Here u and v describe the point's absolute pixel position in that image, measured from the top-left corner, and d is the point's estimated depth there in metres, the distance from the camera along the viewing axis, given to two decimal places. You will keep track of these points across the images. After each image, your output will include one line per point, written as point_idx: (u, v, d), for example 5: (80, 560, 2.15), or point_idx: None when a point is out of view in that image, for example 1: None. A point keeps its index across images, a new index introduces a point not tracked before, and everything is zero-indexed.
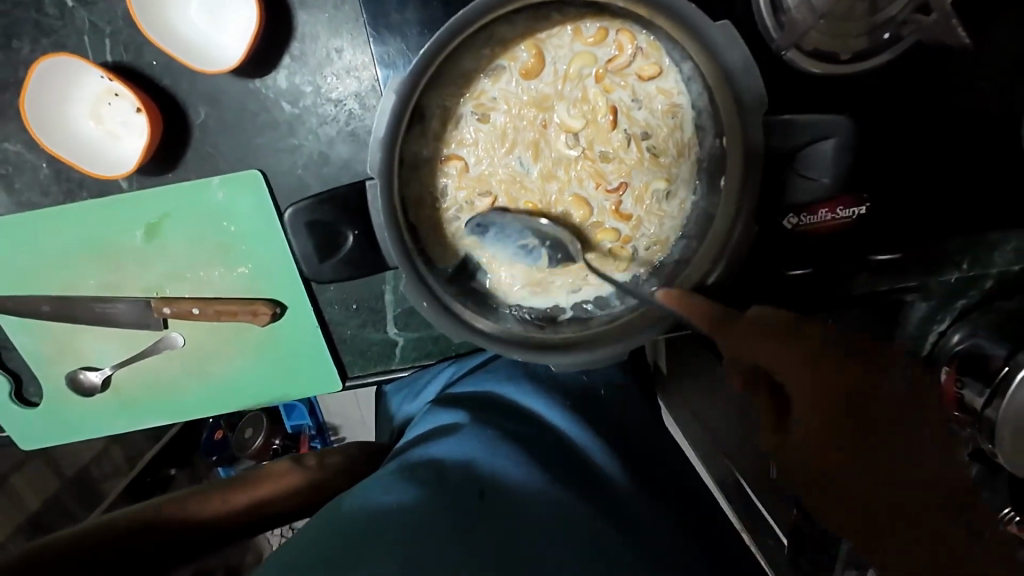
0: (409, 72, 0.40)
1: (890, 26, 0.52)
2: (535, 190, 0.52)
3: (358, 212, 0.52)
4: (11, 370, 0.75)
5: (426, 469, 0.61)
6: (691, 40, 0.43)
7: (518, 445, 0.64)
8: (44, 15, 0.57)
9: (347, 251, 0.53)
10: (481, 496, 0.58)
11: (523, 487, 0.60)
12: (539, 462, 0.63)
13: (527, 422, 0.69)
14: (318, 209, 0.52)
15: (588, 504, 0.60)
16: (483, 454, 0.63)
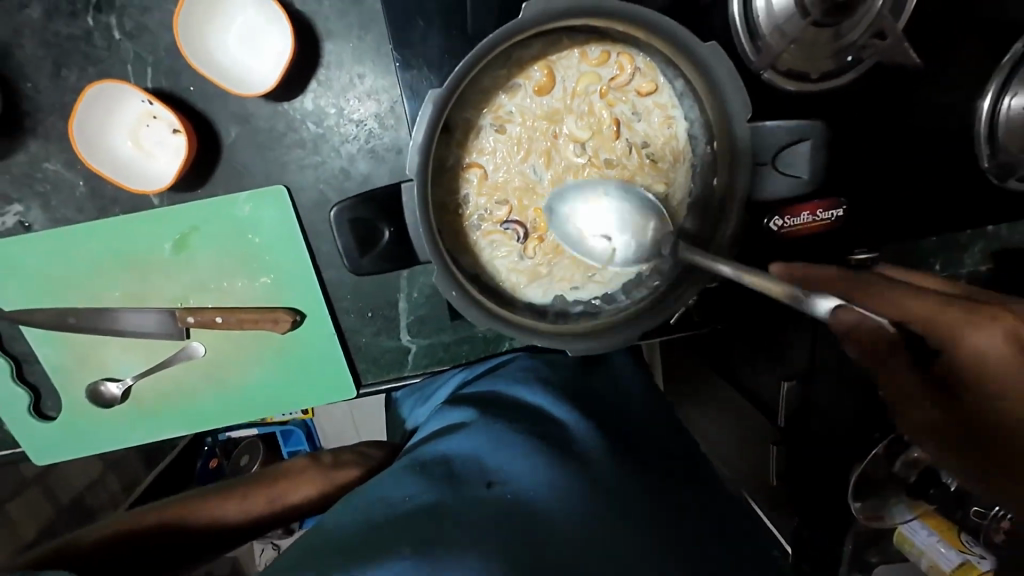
0: (443, 87, 0.44)
1: (853, 49, 0.59)
2: (549, 195, 0.57)
3: (393, 211, 0.57)
4: (30, 385, 0.77)
5: (435, 464, 0.63)
6: (684, 56, 0.48)
7: (526, 440, 0.65)
8: (92, 46, 0.62)
9: (384, 246, 0.58)
10: (488, 487, 0.60)
11: (531, 482, 0.60)
12: (548, 456, 0.63)
13: (537, 419, 0.70)
14: (358, 208, 0.57)
15: (598, 497, 0.59)
16: (491, 450, 0.64)
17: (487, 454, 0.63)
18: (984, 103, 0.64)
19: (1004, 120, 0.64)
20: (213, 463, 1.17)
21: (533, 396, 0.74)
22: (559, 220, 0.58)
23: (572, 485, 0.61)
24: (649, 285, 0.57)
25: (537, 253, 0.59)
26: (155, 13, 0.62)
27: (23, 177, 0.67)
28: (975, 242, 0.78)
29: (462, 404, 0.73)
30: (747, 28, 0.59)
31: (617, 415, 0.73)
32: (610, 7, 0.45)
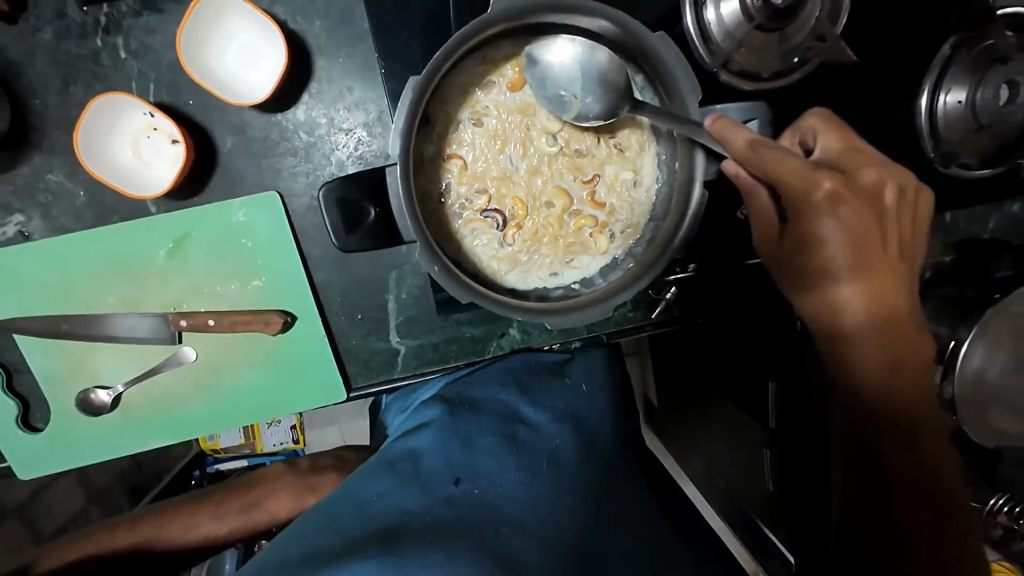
0: (423, 74, 0.49)
1: (798, 51, 0.65)
2: (524, 185, 0.62)
3: (380, 195, 0.61)
4: (19, 395, 0.77)
5: (405, 464, 0.68)
6: (640, 49, 0.53)
7: (492, 440, 0.70)
8: (99, 65, 0.67)
9: (371, 225, 0.61)
10: (456, 484, 0.65)
11: (496, 479, 0.66)
12: (512, 456, 0.69)
13: (505, 418, 0.73)
14: (344, 188, 0.60)
15: (556, 490, 0.66)
16: (459, 450, 0.69)
17: (455, 453, 0.68)
18: (923, 99, 0.71)
19: (941, 113, 0.70)
20: None
21: (503, 394, 0.76)
22: (536, 207, 0.62)
23: (536, 481, 0.67)
24: (623, 267, 0.62)
25: (516, 238, 0.63)
26: (159, 34, 0.67)
27: (26, 188, 0.70)
28: (933, 234, 0.82)
29: (434, 403, 0.76)
30: (702, 35, 0.65)
31: (586, 415, 0.77)
32: (570, 3, 0.50)
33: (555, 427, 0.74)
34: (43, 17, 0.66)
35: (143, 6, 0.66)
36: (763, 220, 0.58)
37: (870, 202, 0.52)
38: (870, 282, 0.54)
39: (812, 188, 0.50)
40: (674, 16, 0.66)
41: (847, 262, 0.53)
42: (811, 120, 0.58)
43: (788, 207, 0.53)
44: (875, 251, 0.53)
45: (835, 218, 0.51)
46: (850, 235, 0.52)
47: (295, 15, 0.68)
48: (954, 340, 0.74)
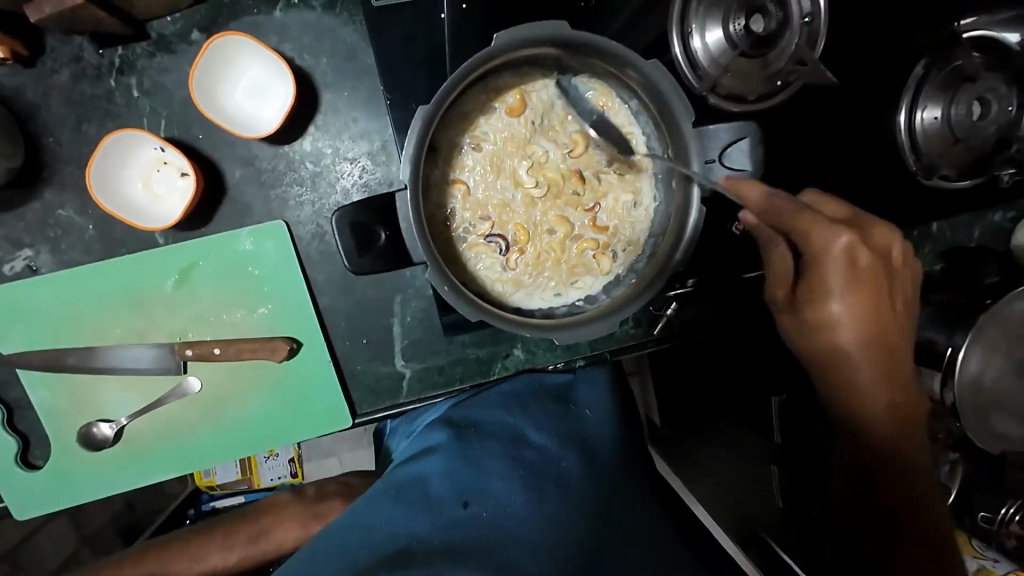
0: (430, 104, 0.51)
1: (780, 76, 0.68)
2: (526, 208, 0.64)
3: (390, 217, 0.62)
4: (20, 432, 0.76)
5: (413, 489, 0.68)
6: (634, 75, 0.56)
7: (500, 462, 0.71)
8: (112, 104, 0.69)
9: (380, 246, 0.63)
10: (465, 507, 0.66)
11: (504, 502, 0.67)
12: (519, 477, 0.69)
13: (512, 441, 0.73)
14: (357, 213, 0.62)
15: (562, 509, 0.67)
16: (467, 474, 0.69)
17: (463, 477, 0.69)
18: (901, 116, 0.74)
19: (919, 129, 0.74)
20: None
21: (510, 416, 0.75)
22: (539, 229, 0.64)
23: (543, 506, 0.67)
24: (627, 283, 0.63)
25: (521, 259, 0.64)
26: (172, 73, 0.70)
27: (36, 223, 0.71)
28: (923, 244, 0.85)
29: (439, 426, 0.76)
30: (690, 63, 0.68)
31: (591, 433, 0.77)
32: (566, 34, 0.53)
33: (561, 451, 0.74)
34: (58, 59, 0.68)
35: (156, 48, 0.69)
36: (781, 278, 0.65)
37: (880, 261, 0.64)
38: (876, 326, 0.64)
39: (833, 237, 0.61)
40: (663, 45, 0.69)
41: (860, 307, 0.64)
42: (813, 195, 0.66)
43: (808, 255, 0.63)
44: (884, 304, 0.64)
45: (846, 274, 0.63)
46: (859, 291, 0.63)
47: (303, 52, 0.71)
48: (952, 346, 0.76)
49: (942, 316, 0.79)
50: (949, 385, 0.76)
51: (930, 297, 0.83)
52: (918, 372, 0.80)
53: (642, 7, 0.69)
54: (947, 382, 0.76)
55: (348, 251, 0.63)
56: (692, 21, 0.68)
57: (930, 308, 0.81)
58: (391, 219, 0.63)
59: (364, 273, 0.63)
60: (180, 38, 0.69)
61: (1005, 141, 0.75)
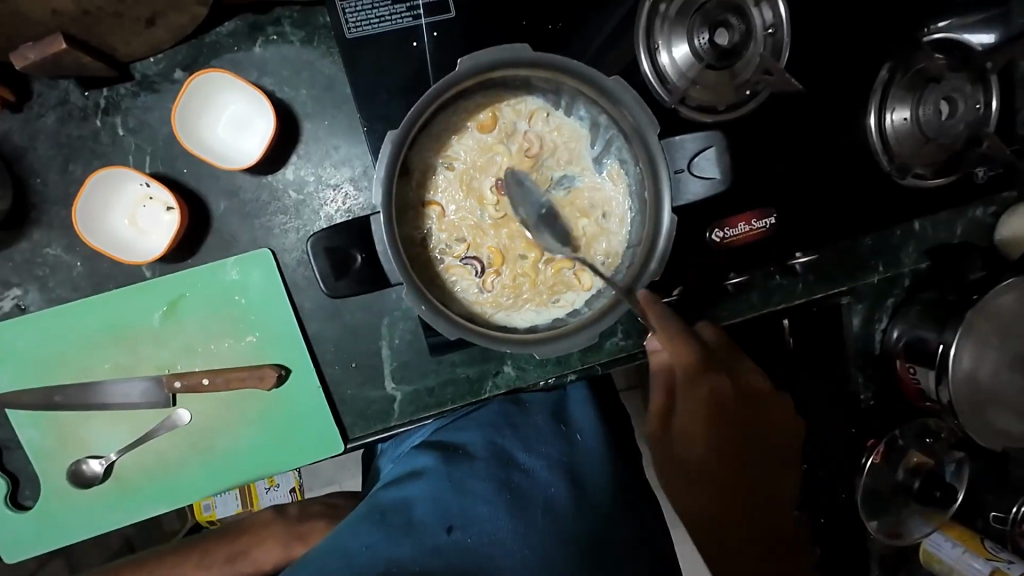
0: (398, 129, 0.52)
1: (748, 85, 0.70)
2: (499, 230, 0.64)
3: (369, 240, 0.63)
4: (10, 473, 0.75)
5: (396, 514, 0.69)
6: (598, 92, 0.57)
7: (487, 487, 0.71)
8: (98, 143, 0.71)
9: (357, 269, 0.63)
10: (448, 532, 0.66)
11: (489, 527, 0.67)
12: (508, 502, 0.70)
13: (501, 464, 0.74)
14: (334, 237, 0.62)
15: (548, 538, 0.67)
16: (453, 499, 0.69)
17: (449, 501, 0.69)
18: (870, 117, 0.76)
19: (890, 130, 0.76)
20: None
21: (498, 438, 0.76)
22: (513, 251, 0.65)
23: (528, 532, 0.67)
24: (606, 295, 0.63)
25: (498, 280, 0.65)
26: (155, 111, 0.71)
27: (24, 263, 0.72)
28: (906, 242, 0.85)
29: (429, 448, 0.76)
30: (659, 78, 0.70)
31: (580, 456, 0.76)
32: (527, 57, 0.55)
33: (549, 472, 0.74)
34: (46, 103, 0.70)
35: (141, 88, 0.71)
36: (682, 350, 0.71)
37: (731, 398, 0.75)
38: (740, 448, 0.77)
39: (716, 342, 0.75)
40: (633, 63, 0.71)
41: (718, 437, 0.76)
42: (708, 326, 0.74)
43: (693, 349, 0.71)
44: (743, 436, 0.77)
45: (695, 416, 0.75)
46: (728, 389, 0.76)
47: (282, 85, 0.73)
48: (943, 342, 0.76)
49: (929, 315, 0.80)
50: (946, 381, 0.75)
51: (918, 295, 0.83)
52: (912, 370, 0.81)
53: (611, 28, 0.71)
54: (943, 377, 0.75)
55: (326, 275, 0.64)
56: (658, 37, 0.70)
57: (918, 306, 0.82)
58: (369, 241, 0.64)
59: (342, 296, 0.64)
60: (163, 78, 0.71)
61: (977, 139, 0.74)
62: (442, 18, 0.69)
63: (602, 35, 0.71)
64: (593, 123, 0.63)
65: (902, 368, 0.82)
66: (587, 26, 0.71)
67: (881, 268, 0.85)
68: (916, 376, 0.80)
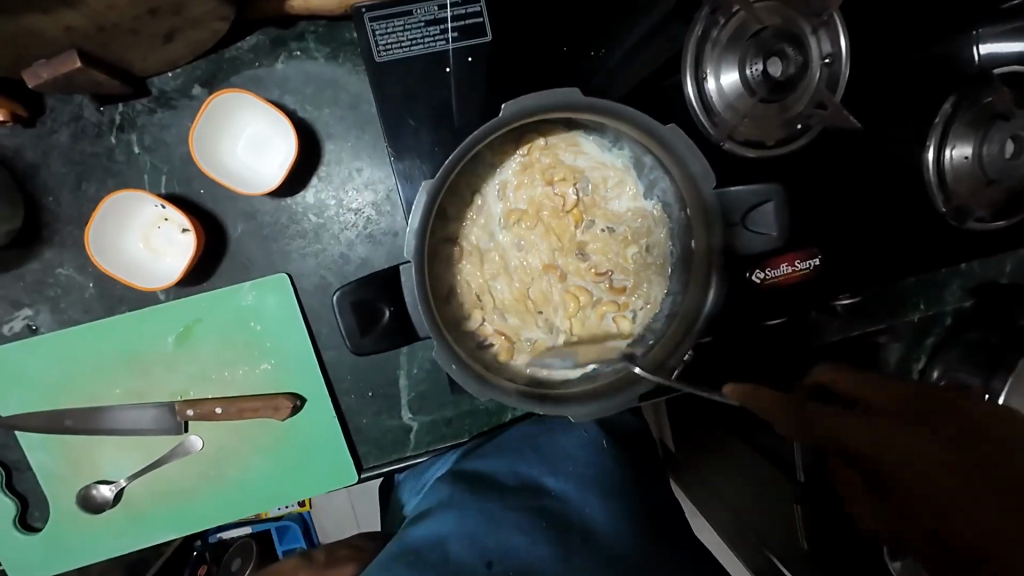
0: (436, 177, 0.48)
1: (800, 119, 0.66)
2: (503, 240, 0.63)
3: (394, 291, 0.59)
4: (18, 494, 0.74)
5: (431, 553, 0.64)
6: (644, 136, 0.53)
7: (518, 517, 0.68)
8: (113, 161, 0.68)
9: (386, 324, 0.60)
10: (489, 567, 0.63)
11: (529, 558, 0.63)
12: (542, 531, 0.66)
13: (532, 492, 0.72)
14: (359, 290, 0.59)
15: (595, 561, 0.63)
16: (487, 532, 0.66)
17: (484, 535, 0.65)
18: (929, 154, 0.71)
19: (948, 168, 0.71)
20: (201, 571, 1.08)
21: (524, 467, 0.75)
22: (549, 292, 0.63)
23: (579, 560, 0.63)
24: (644, 344, 0.59)
25: (534, 320, 0.63)
26: (173, 128, 0.68)
27: (35, 283, 0.69)
28: (951, 280, 0.79)
29: (453, 480, 0.73)
30: (704, 107, 0.66)
31: (608, 473, 0.74)
32: (578, 101, 0.50)
33: (585, 498, 0.71)
34: (59, 118, 0.67)
35: (157, 104, 0.68)
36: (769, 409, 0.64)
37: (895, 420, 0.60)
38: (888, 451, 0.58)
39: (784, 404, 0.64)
40: (676, 93, 0.67)
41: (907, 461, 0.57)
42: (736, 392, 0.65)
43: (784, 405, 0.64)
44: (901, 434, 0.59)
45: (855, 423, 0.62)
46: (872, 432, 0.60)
47: (305, 103, 0.70)
48: (989, 393, 0.69)
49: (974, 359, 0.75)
50: None
51: (964, 334, 0.76)
52: None
53: (655, 53, 0.66)
54: None
55: (353, 330, 0.60)
56: (706, 65, 0.65)
57: (959, 348, 0.75)
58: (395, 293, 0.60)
59: (366, 355, 0.60)
60: (180, 94, 0.68)
61: None
62: (476, 41, 0.65)
63: (646, 59, 0.66)
64: (640, 164, 0.60)
65: None
66: (630, 51, 0.66)
67: (922, 306, 0.79)
68: None
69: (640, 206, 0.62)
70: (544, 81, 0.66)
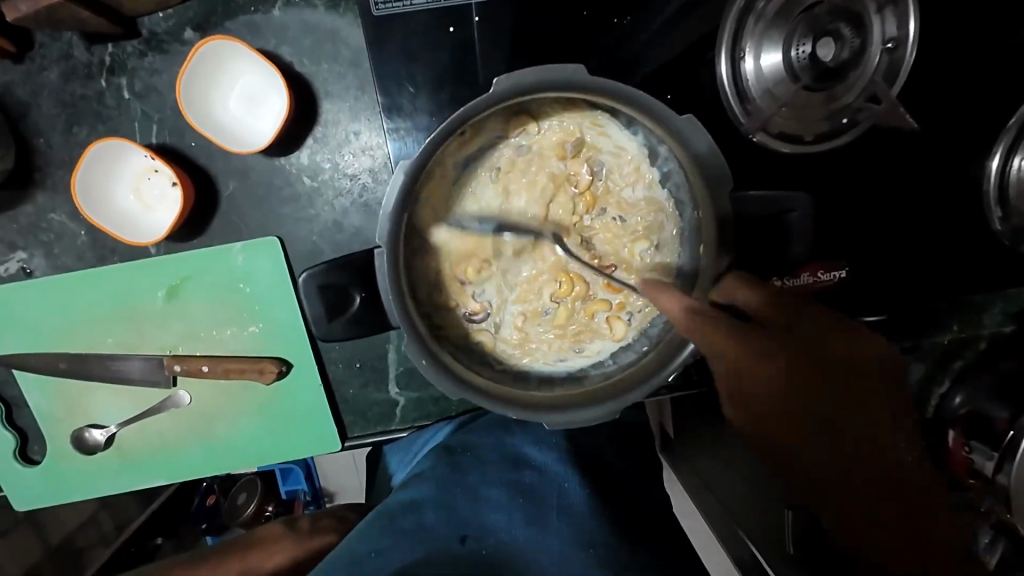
0: (416, 155, 0.44)
1: (847, 112, 0.58)
2: (486, 214, 0.58)
3: (372, 276, 0.57)
4: (18, 429, 0.76)
5: (405, 518, 0.59)
6: (659, 125, 0.47)
7: (499, 491, 0.61)
8: (103, 106, 0.65)
9: (353, 311, 0.57)
10: (462, 542, 0.56)
11: (505, 536, 0.56)
12: (522, 509, 0.59)
13: (516, 466, 0.65)
14: (331, 274, 0.56)
15: (576, 542, 0.55)
16: (464, 506, 0.60)
17: (460, 507, 0.60)
18: (994, 163, 0.62)
19: (1015, 178, 0.62)
20: (210, 500, 1.11)
21: (507, 441, 0.69)
22: (543, 282, 0.59)
23: (561, 539, 0.55)
24: (636, 351, 0.55)
25: (527, 309, 0.59)
26: (164, 75, 0.65)
27: (29, 227, 0.69)
28: (992, 301, 0.70)
29: (436, 452, 0.69)
30: (737, 91, 0.59)
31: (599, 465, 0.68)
32: (582, 80, 0.44)
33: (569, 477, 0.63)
34: (48, 56, 0.64)
35: (148, 47, 0.64)
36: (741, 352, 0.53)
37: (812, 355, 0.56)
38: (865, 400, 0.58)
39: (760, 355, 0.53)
40: (707, 72, 0.59)
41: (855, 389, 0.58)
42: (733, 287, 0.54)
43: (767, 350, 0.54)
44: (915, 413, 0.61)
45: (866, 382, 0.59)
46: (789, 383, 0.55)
47: (302, 56, 0.65)
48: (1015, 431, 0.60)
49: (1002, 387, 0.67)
50: (1007, 465, 0.59)
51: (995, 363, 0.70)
52: (968, 448, 0.64)
53: (687, 23, 0.58)
54: (1005, 461, 0.60)
55: (322, 315, 0.58)
56: (746, 41, 0.58)
57: (989, 377, 0.68)
58: (369, 277, 0.57)
59: (336, 339, 0.58)
60: (172, 37, 0.64)
61: None
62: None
63: (668, 41, 0.58)
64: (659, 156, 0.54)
65: (954, 442, 0.66)
66: (660, 20, 0.58)
67: (953, 328, 0.70)
68: (971, 457, 0.63)
69: (654, 202, 0.57)
70: (558, 49, 0.59)
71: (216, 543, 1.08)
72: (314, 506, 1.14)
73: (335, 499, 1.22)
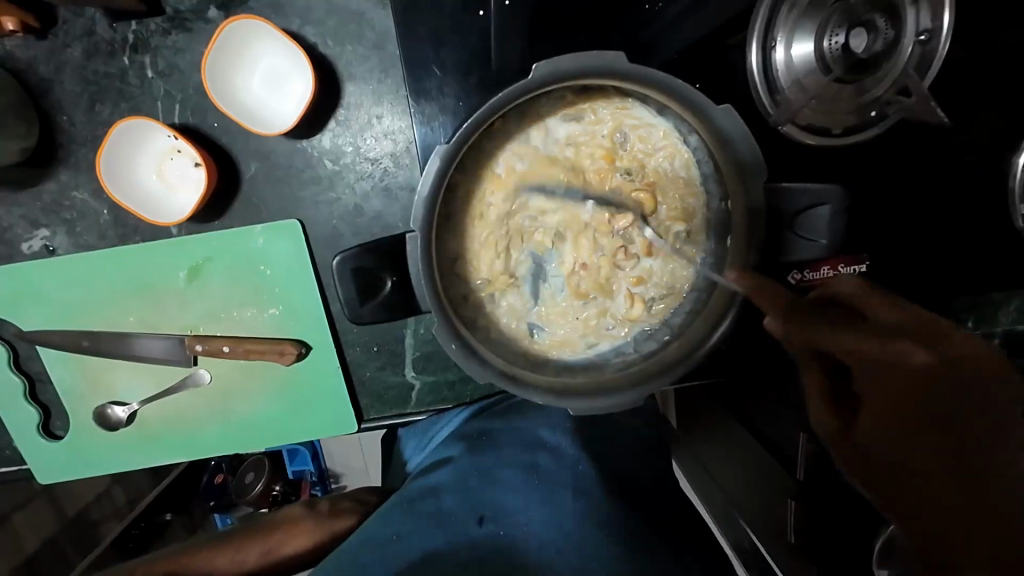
0: (452, 142, 0.44)
1: (876, 105, 0.58)
2: (520, 197, 0.58)
3: (398, 261, 0.57)
4: (42, 404, 0.78)
5: (424, 503, 0.61)
6: (696, 117, 0.47)
7: (515, 474, 0.63)
8: (126, 84, 0.65)
9: (386, 294, 0.58)
10: (481, 524, 0.58)
11: (523, 518, 0.58)
12: (537, 491, 0.60)
13: (533, 447, 0.66)
14: (361, 257, 0.57)
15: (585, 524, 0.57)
16: (481, 490, 0.61)
17: (478, 490, 0.61)
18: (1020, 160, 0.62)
19: None
20: (218, 479, 1.12)
21: (521, 424, 0.69)
22: (575, 263, 0.60)
23: (578, 524, 0.57)
24: (658, 339, 0.56)
25: (556, 296, 0.60)
26: (187, 54, 0.64)
27: (52, 205, 0.69)
28: (1008, 298, 0.70)
29: (456, 436, 0.70)
30: (767, 81, 0.58)
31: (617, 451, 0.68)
32: (621, 68, 0.44)
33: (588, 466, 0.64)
34: (72, 33, 0.64)
35: (172, 25, 0.64)
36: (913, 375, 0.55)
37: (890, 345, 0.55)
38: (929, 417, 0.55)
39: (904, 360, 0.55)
40: (734, 60, 0.59)
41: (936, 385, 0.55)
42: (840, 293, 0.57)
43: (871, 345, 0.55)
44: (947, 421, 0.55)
45: (930, 360, 0.56)
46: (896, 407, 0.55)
47: (326, 38, 0.64)
48: None
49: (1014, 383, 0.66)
50: None
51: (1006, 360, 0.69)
52: None
53: (719, 11, 0.57)
54: None
55: (353, 298, 0.59)
56: (778, 30, 0.57)
57: None
58: (398, 261, 0.58)
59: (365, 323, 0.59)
60: (196, 15, 0.63)
61: None
62: None
63: (691, 29, 0.58)
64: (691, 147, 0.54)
65: None
66: (691, 7, 0.57)
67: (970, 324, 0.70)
68: None
69: (690, 189, 0.57)
70: (586, 35, 0.59)
71: (226, 520, 1.13)
72: (320, 488, 1.17)
73: (342, 480, 1.24)
